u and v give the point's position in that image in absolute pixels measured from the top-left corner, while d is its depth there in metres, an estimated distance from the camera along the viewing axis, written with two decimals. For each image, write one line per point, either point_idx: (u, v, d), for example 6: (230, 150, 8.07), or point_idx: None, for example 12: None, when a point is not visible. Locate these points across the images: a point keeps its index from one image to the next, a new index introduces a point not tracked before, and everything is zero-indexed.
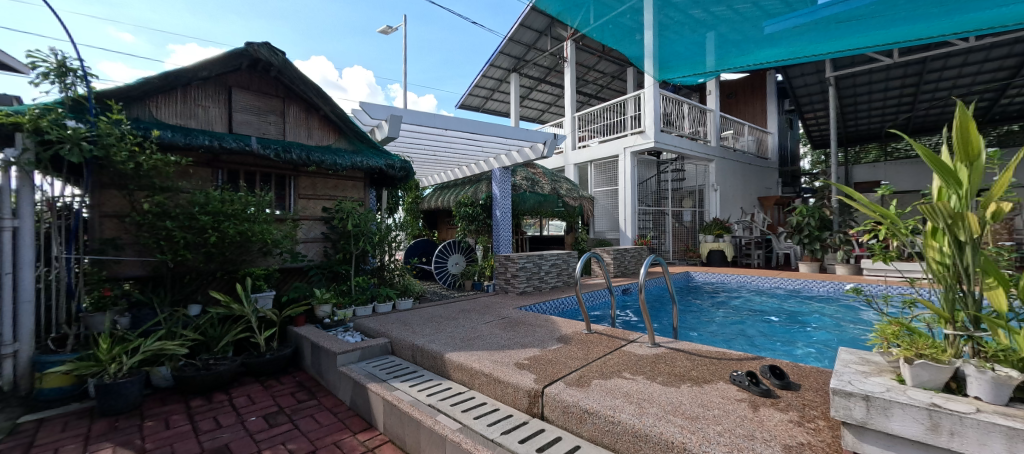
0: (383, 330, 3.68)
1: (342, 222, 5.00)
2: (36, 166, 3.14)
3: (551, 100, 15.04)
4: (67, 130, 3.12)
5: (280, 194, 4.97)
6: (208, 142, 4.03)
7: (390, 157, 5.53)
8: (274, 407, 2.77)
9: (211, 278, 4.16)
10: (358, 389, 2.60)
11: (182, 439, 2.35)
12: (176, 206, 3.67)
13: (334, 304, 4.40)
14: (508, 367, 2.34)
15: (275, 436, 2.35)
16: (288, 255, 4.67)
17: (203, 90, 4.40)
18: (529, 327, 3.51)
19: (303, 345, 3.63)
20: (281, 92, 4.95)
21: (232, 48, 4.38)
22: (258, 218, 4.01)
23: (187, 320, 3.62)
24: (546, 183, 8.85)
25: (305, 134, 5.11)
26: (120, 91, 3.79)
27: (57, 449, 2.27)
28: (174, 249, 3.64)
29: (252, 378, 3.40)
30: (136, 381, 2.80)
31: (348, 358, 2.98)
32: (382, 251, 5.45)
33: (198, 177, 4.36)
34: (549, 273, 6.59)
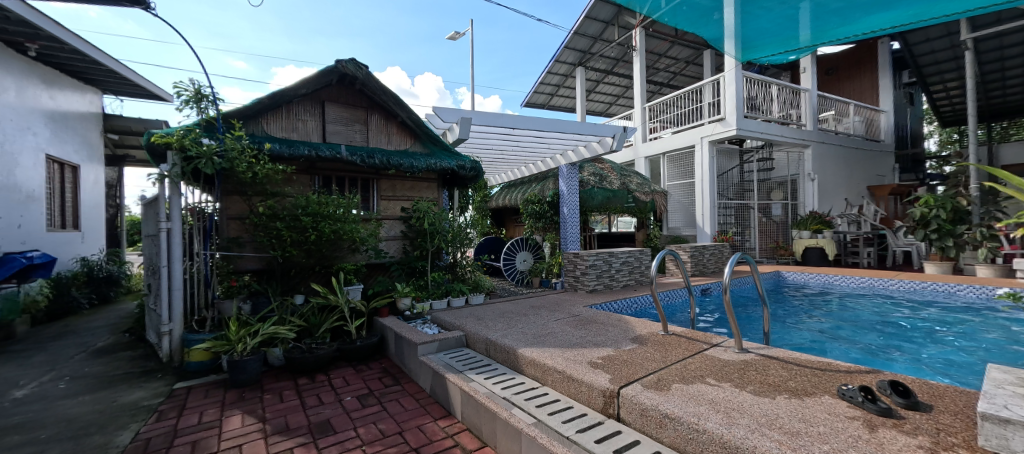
0: (458, 324, 3.85)
1: (419, 221, 5.34)
2: (182, 177, 3.80)
3: (619, 92, 14.48)
4: (202, 146, 3.73)
5: (365, 196, 5.44)
6: (307, 151, 4.54)
7: (461, 158, 5.77)
8: (365, 389, 3.05)
9: (310, 272, 4.70)
10: (437, 379, 2.76)
11: (293, 412, 2.69)
12: (284, 209, 4.21)
13: (413, 297, 4.71)
14: (582, 365, 2.31)
15: (366, 416, 2.59)
16: (373, 252, 5.09)
17: (302, 106, 4.96)
18: (600, 326, 3.43)
19: (387, 334, 3.95)
20: (365, 102, 5.41)
21: (324, 67, 4.88)
22: (348, 218, 4.44)
23: (294, 309, 4.13)
24: (616, 178, 8.56)
25: (386, 140, 5.53)
26: (240, 111, 4.42)
27: (203, 412, 2.74)
28: (283, 246, 4.16)
29: (346, 362, 3.77)
30: (257, 359, 3.27)
31: (427, 348, 3.19)
32: (454, 248, 5.70)
33: (300, 183, 4.94)
34: (621, 271, 6.37)
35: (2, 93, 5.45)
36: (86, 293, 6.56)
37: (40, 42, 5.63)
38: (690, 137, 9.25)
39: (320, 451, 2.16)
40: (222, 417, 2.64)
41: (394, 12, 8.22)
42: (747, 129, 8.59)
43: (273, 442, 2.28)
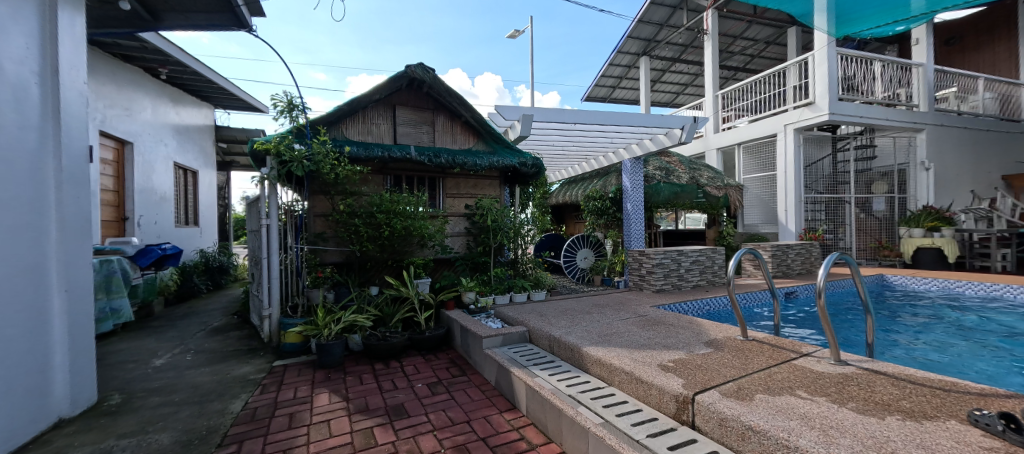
0: (522, 319, 3.90)
1: (481, 217, 5.48)
2: (277, 179, 4.26)
3: (688, 80, 13.59)
4: (293, 151, 4.14)
5: (432, 194, 5.70)
6: (381, 153, 4.85)
7: (523, 155, 5.82)
8: (434, 378, 3.22)
9: (384, 266, 5.04)
10: (502, 372, 2.82)
11: (371, 394, 2.91)
12: (361, 207, 4.57)
13: (477, 292, 4.85)
14: (652, 368, 2.22)
15: (436, 403, 2.72)
16: (439, 248, 5.33)
17: (376, 110, 5.32)
18: (669, 328, 3.27)
19: (453, 327, 4.11)
20: (432, 104, 5.66)
21: (396, 72, 5.17)
22: (417, 215, 4.70)
23: (370, 299, 4.46)
24: (684, 172, 8.08)
25: (450, 140, 5.76)
26: (324, 118, 4.85)
27: (297, 388, 3.07)
28: (361, 241, 4.51)
29: (416, 351, 4.00)
30: (339, 344, 3.58)
31: (492, 342, 3.27)
32: (516, 245, 5.76)
33: (374, 183, 5.31)
34: (690, 270, 6.00)
35: (141, 111, 6.52)
36: (205, 279, 7.68)
37: (169, 67, 6.63)
38: (772, 126, 8.41)
39: (396, 432, 2.31)
40: (313, 394, 2.95)
41: (457, 16, 8.47)
42: (842, 114, 7.61)
43: (355, 420, 2.48)
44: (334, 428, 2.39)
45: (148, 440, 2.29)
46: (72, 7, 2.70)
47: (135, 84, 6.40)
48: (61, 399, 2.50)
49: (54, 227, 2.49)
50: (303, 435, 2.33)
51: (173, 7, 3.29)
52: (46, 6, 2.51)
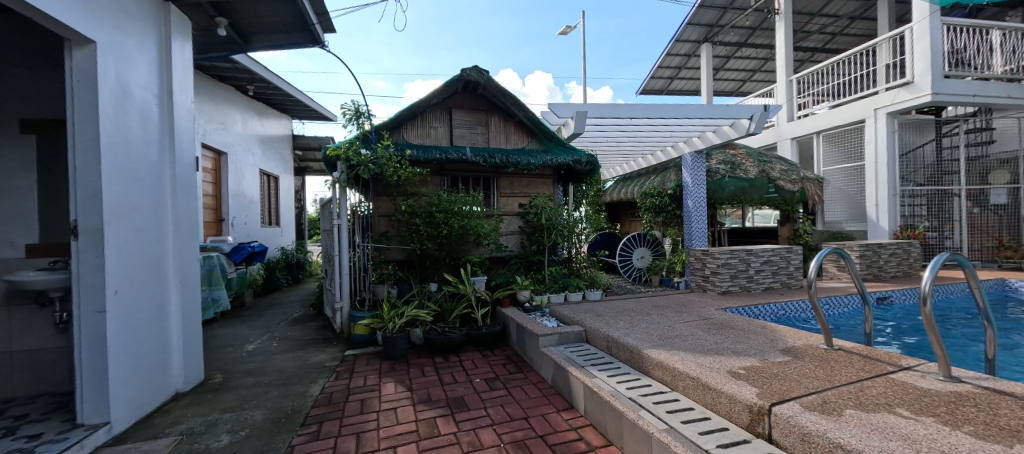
0: (577, 319, 3.85)
1: (535, 216, 5.50)
2: (347, 183, 4.58)
3: (756, 66, 12.57)
4: (360, 155, 4.42)
5: (486, 193, 5.80)
6: (439, 155, 5.02)
7: (577, 153, 5.75)
8: (492, 373, 3.29)
9: (442, 263, 5.23)
10: (559, 371, 2.81)
11: (433, 386, 3.04)
12: (421, 206, 4.79)
13: (532, 290, 4.88)
14: (721, 374, 2.10)
15: (494, 398, 2.78)
16: (494, 246, 5.43)
17: (434, 114, 5.53)
18: (738, 332, 3.06)
19: (509, 324, 4.17)
20: (486, 105, 5.79)
21: (452, 77, 5.33)
22: (472, 215, 4.84)
23: (430, 295, 4.66)
24: (752, 166, 7.49)
25: (504, 139, 5.86)
26: (387, 123, 5.13)
27: (366, 377, 3.30)
28: (421, 239, 4.73)
29: (474, 347, 4.11)
30: (403, 337, 3.78)
31: (548, 340, 3.28)
32: (571, 243, 5.72)
33: (432, 184, 5.51)
34: (761, 272, 5.56)
35: (233, 124, 7.33)
36: (286, 274, 8.49)
37: (254, 84, 7.38)
38: (860, 110, 7.51)
39: (457, 424, 2.40)
40: (380, 383, 3.14)
41: None
42: (949, 93, 6.62)
43: (419, 410, 2.61)
44: (400, 416, 2.53)
45: (244, 416, 2.57)
46: (183, 37, 3.12)
47: (228, 100, 7.21)
48: (178, 376, 2.90)
49: (171, 227, 2.90)
50: (373, 420, 2.50)
51: (260, 29, 3.66)
52: (163, 38, 2.93)
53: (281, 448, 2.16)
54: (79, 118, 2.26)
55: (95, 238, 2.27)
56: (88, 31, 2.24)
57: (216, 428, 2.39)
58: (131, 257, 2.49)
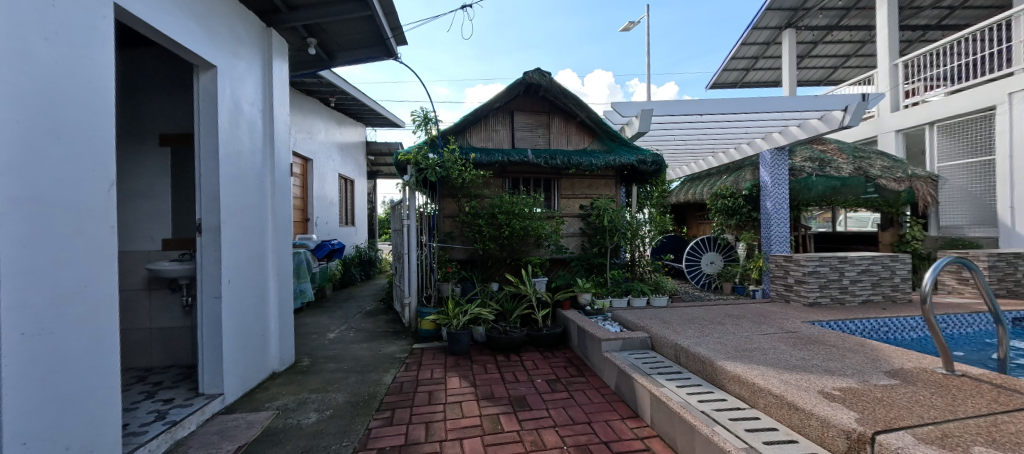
0: (643, 325, 3.71)
1: (597, 218, 5.40)
2: (416, 185, 4.84)
3: (851, 51, 11.18)
4: (428, 160, 4.67)
5: (547, 195, 5.80)
6: (501, 158, 5.11)
7: (642, 153, 5.55)
8: (553, 375, 3.28)
9: (503, 263, 5.33)
10: (623, 377, 2.74)
11: (496, 384, 3.11)
12: (483, 208, 4.94)
13: (593, 293, 4.80)
14: (810, 394, 1.90)
15: (556, 400, 2.78)
16: (555, 247, 5.42)
17: (496, 117, 5.65)
18: (830, 349, 2.73)
19: (570, 327, 4.13)
20: (547, 108, 5.81)
21: (515, 80, 5.41)
22: (534, 216, 4.90)
23: (492, 294, 4.76)
24: (846, 163, 6.66)
25: (566, 141, 5.85)
26: (453, 128, 5.33)
27: (433, 369, 3.47)
28: (484, 239, 4.86)
29: (534, 347, 4.13)
30: (466, 334, 3.92)
31: (611, 345, 3.20)
32: (633, 246, 5.52)
33: (494, 186, 5.61)
34: (858, 282, 4.93)
35: (317, 133, 8.08)
36: (359, 270, 9.18)
37: (336, 96, 8.08)
38: (989, 95, 6.33)
39: (520, 422, 2.43)
40: (446, 376, 3.29)
41: None
42: None
43: (483, 406, 2.69)
44: (465, 410, 2.62)
45: (328, 397, 2.83)
46: (282, 58, 3.53)
47: (313, 111, 7.97)
48: (274, 357, 3.28)
49: (271, 226, 3.30)
50: (440, 411, 2.62)
51: (343, 46, 3.99)
52: (266, 60, 3.33)
53: (360, 430, 2.34)
54: (203, 132, 2.65)
55: (214, 234, 2.65)
56: (210, 57, 2.61)
57: (305, 407, 2.66)
58: (241, 252, 2.87)
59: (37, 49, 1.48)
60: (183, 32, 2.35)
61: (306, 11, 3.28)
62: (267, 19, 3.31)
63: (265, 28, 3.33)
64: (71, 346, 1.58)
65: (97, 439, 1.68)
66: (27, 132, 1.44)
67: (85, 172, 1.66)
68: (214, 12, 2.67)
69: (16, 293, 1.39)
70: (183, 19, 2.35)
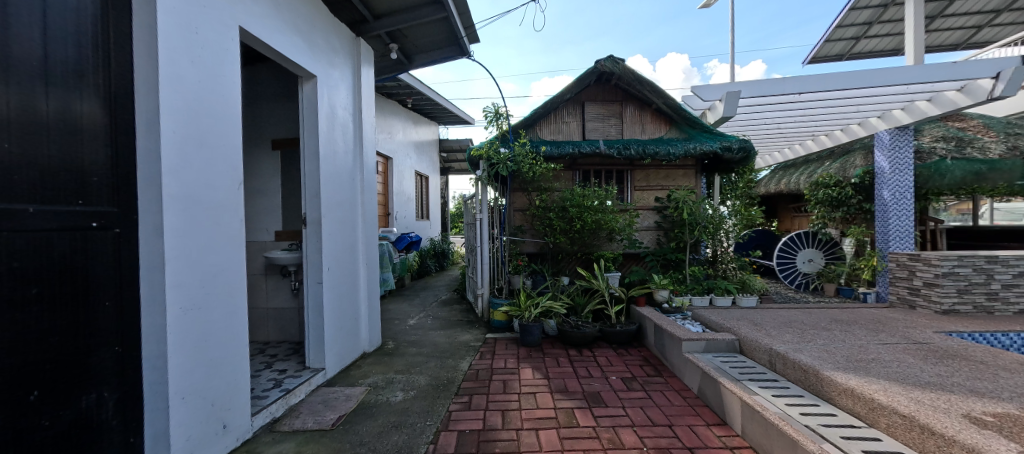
0: (729, 326, 3.43)
1: (674, 211, 5.06)
2: (488, 180, 4.93)
3: (1002, 5, 9.07)
4: (499, 154, 4.73)
5: (620, 187, 5.57)
6: (572, 150, 5.01)
7: (727, 139, 5.10)
8: (629, 373, 3.17)
9: (574, 257, 5.25)
10: (707, 380, 2.55)
11: (569, 378, 3.09)
12: (553, 201, 4.92)
13: (671, 290, 4.54)
14: (951, 417, 1.61)
15: (633, 399, 2.68)
16: (628, 242, 5.21)
17: (567, 109, 5.53)
18: (973, 366, 2.28)
19: (646, 324, 3.96)
20: (619, 96, 5.59)
21: (586, 69, 5.25)
22: (606, 210, 4.78)
23: (563, 288, 4.72)
24: (996, 142, 5.47)
25: (640, 130, 5.59)
26: (523, 122, 5.33)
27: (507, 359, 3.55)
28: (554, 233, 4.85)
29: (607, 343, 4.03)
30: (538, 327, 3.95)
31: (694, 346, 2.99)
32: (714, 240, 5.09)
33: (565, 179, 5.51)
34: (1014, 288, 4.04)
35: (396, 133, 8.64)
36: (434, 261, 9.71)
37: (413, 97, 8.55)
38: None
39: (595, 419, 2.39)
40: (519, 367, 3.34)
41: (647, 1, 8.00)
42: None
43: (557, 398, 2.69)
44: (540, 402, 2.65)
45: (412, 378, 3.04)
46: (369, 64, 3.82)
47: (393, 113, 8.53)
48: (364, 339, 3.60)
49: (361, 219, 3.61)
50: (515, 401, 2.67)
51: (421, 48, 4.19)
52: (356, 67, 3.63)
53: (442, 412, 2.48)
54: (306, 135, 2.98)
55: (317, 227, 2.97)
56: (311, 67, 2.91)
57: (393, 385, 2.89)
58: (338, 242, 3.18)
59: (186, 70, 1.76)
60: (290, 47, 2.65)
61: (390, 18, 3.51)
62: (356, 29, 3.60)
63: (354, 38, 3.62)
64: (215, 319, 1.88)
65: (233, 398, 2.00)
66: (181, 140, 1.73)
67: (222, 174, 1.95)
68: (314, 26, 2.97)
69: (176, 274, 1.69)
70: (289, 35, 2.64)
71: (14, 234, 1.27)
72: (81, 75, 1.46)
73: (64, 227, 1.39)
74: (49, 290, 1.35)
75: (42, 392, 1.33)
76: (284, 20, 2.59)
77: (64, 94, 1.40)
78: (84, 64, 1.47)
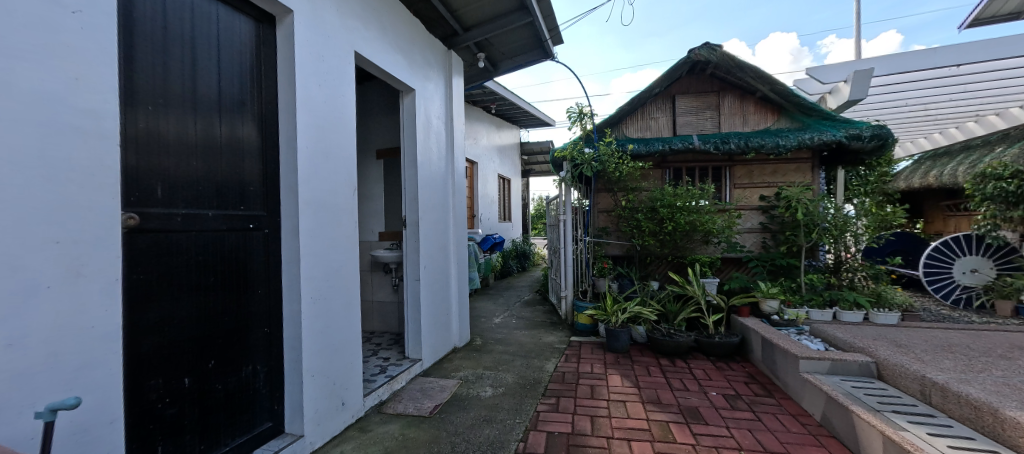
0: (861, 345, 2.92)
1: (785, 211, 4.46)
2: (572, 181, 4.85)
3: None
4: (584, 154, 4.64)
5: (716, 185, 5.09)
6: (662, 147, 4.70)
7: (855, 126, 4.38)
8: (732, 390, 2.87)
9: (663, 260, 4.93)
10: (835, 407, 2.20)
11: (661, 389, 2.90)
12: (641, 202, 4.69)
13: (782, 301, 4.01)
14: None
15: (739, 419, 2.42)
16: (727, 245, 4.75)
17: (655, 104, 5.22)
18: None
19: (750, 336, 3.56)
20: (716, 86, 5.13)
21: (678, 60, 4.90)
22: (702, 210, 4.42)
23: (653, 293, 4.46)
24: None
25: (740, 122, 5.08)
26: (608, 120, 5.14)
27: (593, 364, 3.47)
28: (642, 235, 4.61)
29: (703, 355, 3.70)
30: (625, 332, 3.79)
31: (815, 366, 2.60)
32: (835, 244, 4.33)
33: (653, 178, 5.19)
34: None
35: (481, 139, 9.00)
36: (516, 262, 9.91)
37: (496, 103, 8.84)
38: None
39: (694, 436, 2.22)
40: (606, 373, 3.24)
41: None
42: None
43: (649, 409, 2.55)
44: (631, 411, 2.53)
45: (500, 376, 3.13)
46: (459, 74, 4.05)
47: (478, 119, 8.89)
48: (455, 335, 3.80)
49: (453, 220, 3.82)
50: (604, 408, 2.58)
51: (507, 55, 4.30)
52: (448, 77, 3.87)
53: (530, 411, 2.51)
54: (407, 144, 3.24)
55: (415, 228, 3.22)
56: (411, 82, 3.17)
57: (483, 381, 3.01)
58: (433, 242, 3.41)
59: (316, 93, 2.04)
60: (394, 65, 2.91)
61: (478, 29, 3.66)
62: (448, 43, 3.83)
63: (446, 50, 3.86)
64: (336, 308, 2.14)
65: (350, 380, 2.25)
66: (312, 153, 2.00)
67: (342, 181, 2.22)
68: (413, 44, 3.23)
69: (309, 268, 1.96)
70: (393, 54, 2.90)
71: (200, 234, 1.59)
72: (242, 104, 1.78)
73: (231, 228, 1.70)
74: (222, 279, 1.67)
75: (217, 362, 1.65)
76: (389, 41, 2.86)
77: (232, 120, 1.73)
78: (244, 95, 1.80)
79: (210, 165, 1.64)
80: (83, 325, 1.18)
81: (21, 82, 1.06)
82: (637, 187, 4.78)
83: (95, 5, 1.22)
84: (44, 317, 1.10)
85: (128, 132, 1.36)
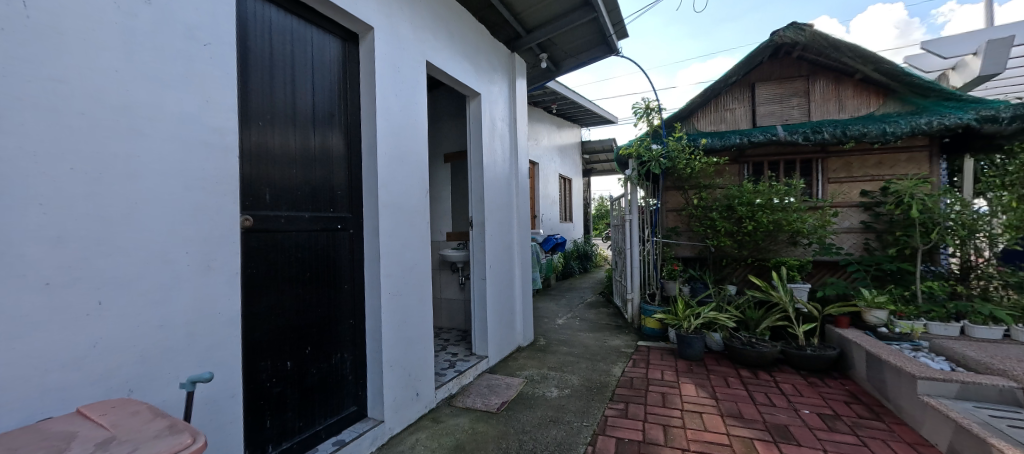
0: (1002, 368, 2.45)
1: (895, 207, 3.88)
2: (638, 180, 4.64)
3: None
4: (651, 151, 4.43)
5: (806, 180, 4.57)
6: (740, 140, 4.32)
7: (989, 105, 3.69)
8: (829, 410, 2.56)
9: (742, 263, 4.55)
10: (967, 438, 1.87)
11: (743, 402, 2.67)
12: (715, 201, 4.39)
13: (891, 311, 3.49)
14: None
15: (839, 442, 2.16)
16: (820, 247, 4.25)
17: (731, 94, 4.83)
18: None
19: (851, 349, 3.16)
20: (804, 71, 4.62)
21: (759, 45, 4.48)
22: (789, 207, 4.01)
23: (731, 298, 4.14)
24: None
25: (835, 108, 4.52)
26: (678, 114, 4.85)
27: (664, 371, 3.29)
28: (717, 235, 4.30)
29: (791, 367, 3.35)
30: (699, 339, 3.55)
31: (938, 389, 2.23)
32: (960, 246, 3.68)
33: (729, 174, 4.79)
34: None
35: (542, 140, 9.00)
36: (577, 263, 9.77)
37: (557, 102, 8.79)
38: None
39: None
40: (679, 381, 3.06)
41: None
42: None
43: (730, 424, 2.36)
44: (709, 424, 2.37)
45: (566, 377, 3.10)
46: (522, 75, 4.09)
47: (539, 120, 8.90)
48: (519, 334, 3.84)
49: (517, 221, 3.87)
50: (677, 418, 2.44)
51: (570, 54, 4.25)
52: (511, 80, 3.93)
53: (598, 415, 2.46)
54: (473, 146, 3.35)
55: (481, 228, 3.30)
56: (477, 86, 3.27)
57: (548, 381, 3.00)
58: (498, 242, 3.48)
59: (392, 102, 2.18)
60: (461, 71, 3.03)
61: (540, 30, 3.67)
62: (511, 46, 3.89)
63: (509, 54, 3.93)
64: (411, 304, 2.27)
65: (423, 372, 2.37)
66: (390, 159, 2.14)
67: (416, 183, 2.35)
68: (478, 49, 3.32)
69: (387, 266, 2.10)
70: (460, 60, 3.01)
71: (298, 234, 1.78)
72: (331, 117, 1.96)
73: (323, 229, 1.88)
74: (316, 275, 1.86)
75: (312, 349, 1.83)
76: (456, 48, 2.97)
77: (323, 132, 1.91)
78: (334, 108, 1.99)
79: (306, 172, 1.83)
80: (212, 312, 1.38)
81: (169, 106, 1.27)
82: (711, 184, 4.49)
83: (220, 38, 1.42)
84: (187, 304, 1.31)
85: (244, 146, 1.56)
